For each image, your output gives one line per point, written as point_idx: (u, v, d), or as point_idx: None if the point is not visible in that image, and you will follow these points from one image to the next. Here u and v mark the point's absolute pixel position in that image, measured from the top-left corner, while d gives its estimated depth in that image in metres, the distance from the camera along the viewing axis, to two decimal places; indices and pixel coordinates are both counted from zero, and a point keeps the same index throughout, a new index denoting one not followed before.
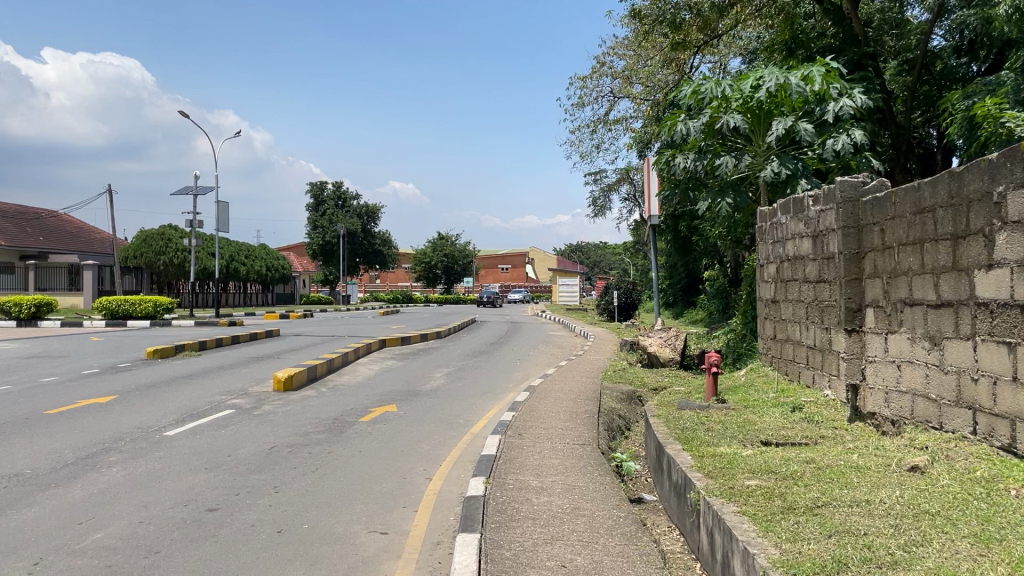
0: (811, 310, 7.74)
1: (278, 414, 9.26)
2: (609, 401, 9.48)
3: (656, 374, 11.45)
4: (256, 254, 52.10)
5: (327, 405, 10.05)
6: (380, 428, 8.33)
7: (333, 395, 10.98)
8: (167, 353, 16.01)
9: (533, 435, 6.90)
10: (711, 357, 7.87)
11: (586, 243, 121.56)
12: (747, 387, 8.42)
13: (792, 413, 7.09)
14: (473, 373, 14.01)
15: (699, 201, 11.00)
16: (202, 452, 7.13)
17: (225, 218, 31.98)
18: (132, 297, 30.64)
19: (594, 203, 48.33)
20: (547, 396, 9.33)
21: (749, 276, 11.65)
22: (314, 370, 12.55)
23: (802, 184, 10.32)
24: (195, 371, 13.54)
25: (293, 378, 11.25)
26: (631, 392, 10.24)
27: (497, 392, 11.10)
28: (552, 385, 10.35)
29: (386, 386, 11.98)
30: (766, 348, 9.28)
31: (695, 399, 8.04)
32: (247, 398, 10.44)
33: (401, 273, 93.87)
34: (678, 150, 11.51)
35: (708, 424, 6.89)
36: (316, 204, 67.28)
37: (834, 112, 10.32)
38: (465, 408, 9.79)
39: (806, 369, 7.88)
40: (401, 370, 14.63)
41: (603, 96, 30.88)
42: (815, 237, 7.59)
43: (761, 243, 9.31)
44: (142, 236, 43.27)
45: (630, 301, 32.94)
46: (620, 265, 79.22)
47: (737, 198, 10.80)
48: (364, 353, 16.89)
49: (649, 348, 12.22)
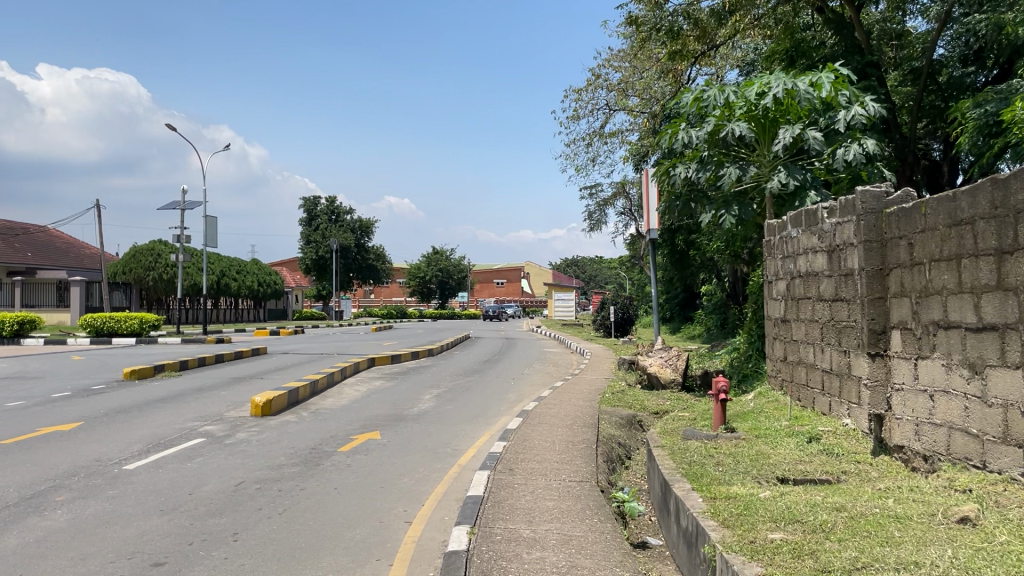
0: (827, 331, 7.15)
1: (252, 443, 8.63)
2: (608, 427, 8.85)
3: (657, 396, 10.84)
4: (248, 269, 51.41)
5: (306, 433, 9.42)
6: (360, 459, 7.69)
7: (315, 421, 10.34)
8: (146, 374, 15.33)
9: (526, 470, 6.28)
10: (720, 387, 7.15)
11: (581, 257, 121.13)
12: (756, 414, 7.81)
13: (809, 444, 6.48)
14: (465, 394, 13.36)
15: (702, 214, 10.41)
16: (162, 489, 6.49)
17: (213, 233, 31.35)
18: (118, 314, 29.96)
19: (590, 217, 47.82)
20: (542, 422, 8.72)
21: (755, 292, 11.04)
22: (296, 394, 11.91)
23: (812, 196, 9.74)
24: (172, 393, 12.88)
25: (272, 402, 10.61)
26: (631, 417, 9.62)
27: (488, 417, 10.47)
28: (547, 410, 9.72)
29: (372, 410, 11.35)
30: (775, 371, 8.69)
31: (701, 428, 7.42)
32: (221, 424, 9.79)
33: (395, 288, 93.22)
34: (679, 160, 10.95)
35: (718, 458, 6.28)
36: (310, 219, 66.67)
37: (846, 119, 9.76)
38: (454, 435, 9.16)
39: (822, 395, 7.28)
40: (389, 391, 13.97)
41: (599, 108, 30.39)
42: (831, 252, 7.02)
43: (769, 258, 8.74)
44: (130, 252, 42.60)
45: (628, 317, 32.35)
46: (616, 280, 78.71)
47: (742, 210, 10.23)
48: (352, 372, 16.25)
49: (649, 369, 11.60)
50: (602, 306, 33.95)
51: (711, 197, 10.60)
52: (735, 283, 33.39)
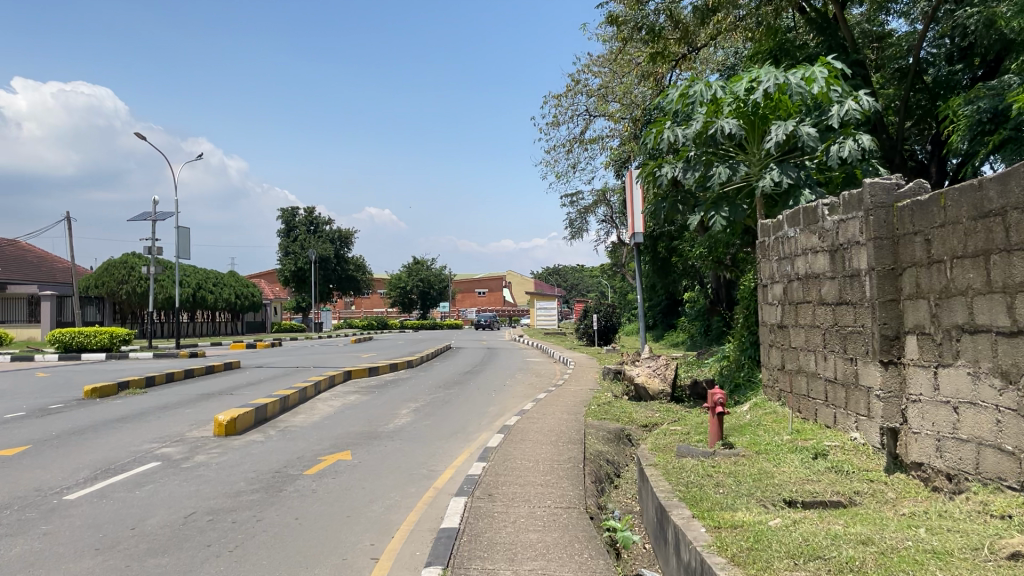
0: (831, 338, 6.62)
1: (211, 467, 7.98)
2: (595, 443, 8.28)
3: (646, 408, 10.29)
4: (225, 282, 50.48)
5: (272, 454, 8.77)
6: (327, 484, 7.06)
7: (283, 440, 9.69)
8: (108, 391, 14.58)
9: (507, 495, 5.69)
10: (716, 397, 6.55)
11: (563, 266, 120.87)
12: (754, 427, 7.27)
13: (816, 461, 5.95)
14: (444, 408, 12.74)
15: (690, 216, 9.83)
16: (102, 522, 5.84)
17: (186, 244, 30.56)
18: (88, 329, 29.06)
19: (571, 225, 47.42)
20: (524, 438, 8.13)
21: (745, 297, 10.50)
22: (265, 410, 11.25)
23: (807, 194, 9.20)
24: (133, 412, 12.16)
25: (236, 421, 9.95)
26: (619, 431, 9.05)
27: (468, 433, 9.87)
28: (531, 424, 9.12)
29: (345, 427, 10.71)
30: (771, 380, 8.16)
31: (697, 443, 6.86)
32: (180, 446, 9.11)
33: (376, 299, 92.37)
34: (664, 160, 10.34)
35: (717, 478, 5.73)
36: (288, 230, 65.78)
37: (840, 114, 9.25)
38: (430, 453, 8.55)
39: (825, 407, 6.74)
40: (364, 406, 13.32)
41: (579, 114, 29.97)
42: (834, 251, 6.50)
43: (764, 260, 8.23)
44: (103, 265, 41.80)
45: (611, 325, 31.86)
46: (598, 289, 78.39)
47: (733, 211, 9.60)
48: (327, 387, 15.58)
49: (636, 380, 11.03)
50: (584, 314, 33.46)
51: (699, 198, 10.03)
52: (719, 289, 33.09)
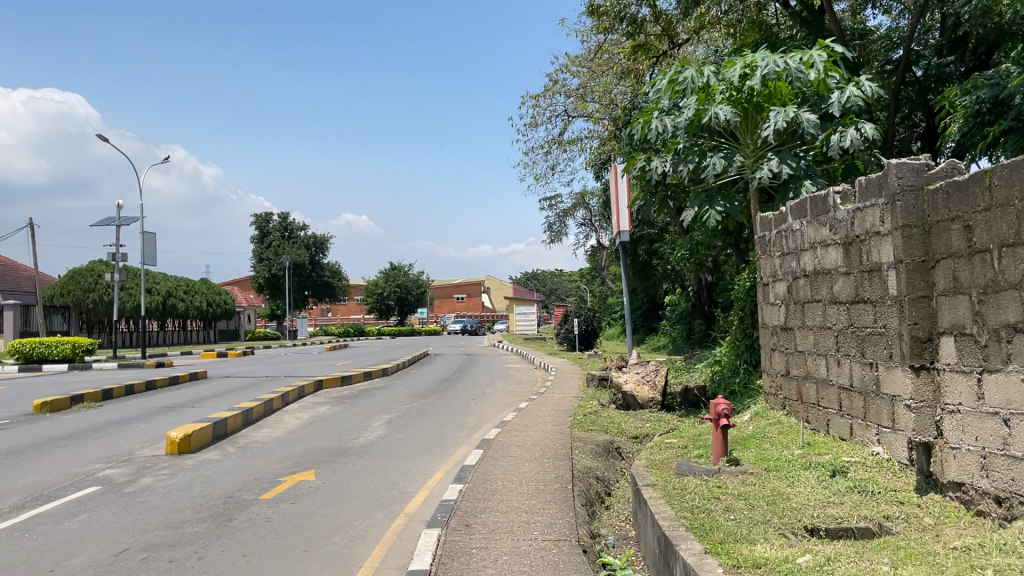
0: (845, 340, 5.97)
1: (157, 491, 7.16)
2: (583, 458, 7.57)
3: (636, 418, 9.59)
4: (197, 289, 49.29)
5: (228, 474, 7.96)
6: (284, 511, 6.28)
7: (241, 458, 8.86)
8: (60, 406, 13.63)
9: (487, 525, 4.96)
10: (716, 411, 5.86)
11: (542, 271, 120.26)
12: (759, 440, 6.58)
13: (835, 481, 5.27)
14: (418, 419, 11.97)
15: (682, 211, 9.24)
16: (16, 563, 5.02)
17: (153, 250, 29.53)
18: (49, 339, 27.89)
19: (549, 228, 46.88)
20: (506, 454, 7.39)
21: (738, 297, 9.83)
22: (224, 425, 10.40)
23: (808, 185, 8.60)
24: (84, 428, 11.25)
25: (190, 438, 9.12)
26: (608, 446, 8.33)
27: (444, 448, 9.11)
28: (513, 437, 8.40)
29: (310, 442, 9.89)
30: (774, 387, 7.50)
31: (698, 460, 6.15)
32: (126, 468, 8.26)
33: (353, 306, 91.15)
34: (653, 152, 9.67)
35: (727, 503, 5.03)
36: (262, 236, 64.62)
37: (841, 101, 8.67)
38: (402, 472, 7.79)
39: (839, 417, 6.09)
40: (334, 418, 12.49)
41: (557, 114, 29.33)
42: (849, 244, 5.85)
43: (764, 257, 7.57)
44: (69, 273, 40.63)
45: (592, 329, 31.24)
46: (577, 293, 77.80)
47: (728, 205, 9.03)
48: (296, 398, 14.75)
49: (624, 387, 10.31)
50: (564, 319, 32.82)
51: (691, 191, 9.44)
52: (700, 292, 32.83)
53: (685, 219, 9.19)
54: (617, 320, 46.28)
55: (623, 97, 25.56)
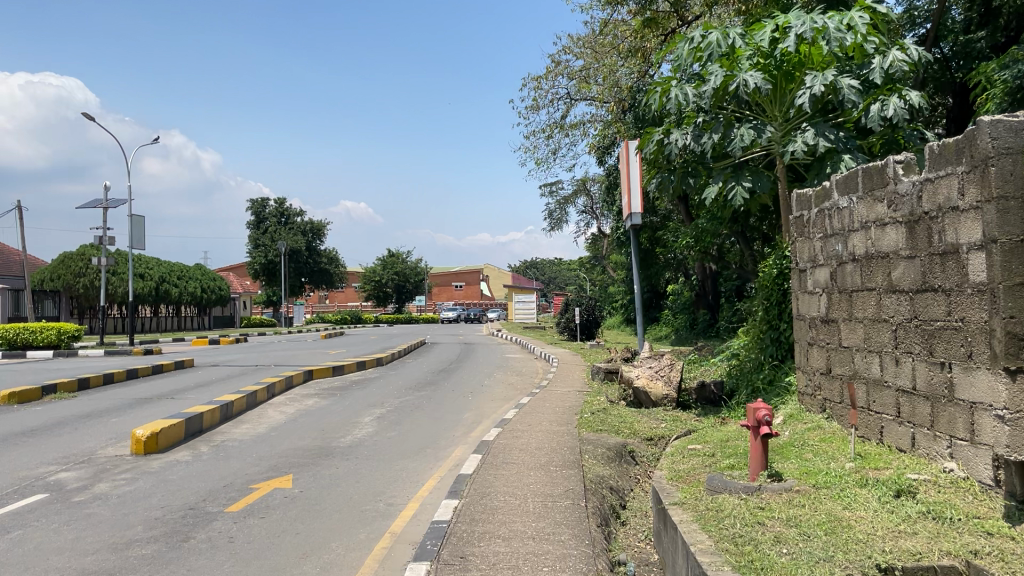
0: (907, 336, 5.11)
1: (112, 499, 6.29)
2: (594, 465, 6.69)
3: (650, 418, 8.72)
4: (190, 275, 48.32)
5: (195, 479, 7.08)
6: (253, 529, 5.40)
7: (213, 459, 7.97)
8: (29, 396, 12.72)
9: (486, 557, 4.10)
10: (751, 422, 5.03)
11: (540, 259, 119.51)
12: (799, 450, 5.72)
13: (903, 504, 4.41)
14: (411, 415, 11.10)
15: (704, 188, 8.32)
16: None
17: (141, 234, 28.56)
18: (32, 325, 26.88)
19: (550, 216, 46.00)
20: (508, 461, 6.53)
21: (762, 285, 8.93)
22: (200, 421, 9.53)
23: (848, 160, 7.71)
24: (47, 423, 10.33)
25: (159, 436, 8.25)
26: (621, 452, 7.47)
27: (438, 451, 8.24)
28: (515, 439, 7.54)
29: (292, 441, 9.02)
30: (811, 386, 6.64)
31: (733, 473, 5.27)
32: (82, 471, 7.38)
33: (350, 294, 90.32)
34: (671, 125, 8.67)
35: (776, 532, 4.17)
36: (258, 222, 63.64)
37: (883, 67, 7.80)
38: (392, 479, 6.93)
39: (897, 425, 5.23)
40: (321, 413, 11.61)
41: (558, 98, 28.38)
42: (914, 222, 4.97)
43: (801, 240, 6.70)
44: (59, 258, 39.66)
45: (593, 318, 30.37)
46: (575, 283, 77.07)
47: (757, 181, 8.11)
48: (283, 389, 13.89)
49: (635, 383, 9.42)
50: (565, 308, 31.90)
51: (714, 167, 8.52)
52: (704, 281, 31.83)
53: (707, 197, 8.26)
54: (616, 309, 45.49)
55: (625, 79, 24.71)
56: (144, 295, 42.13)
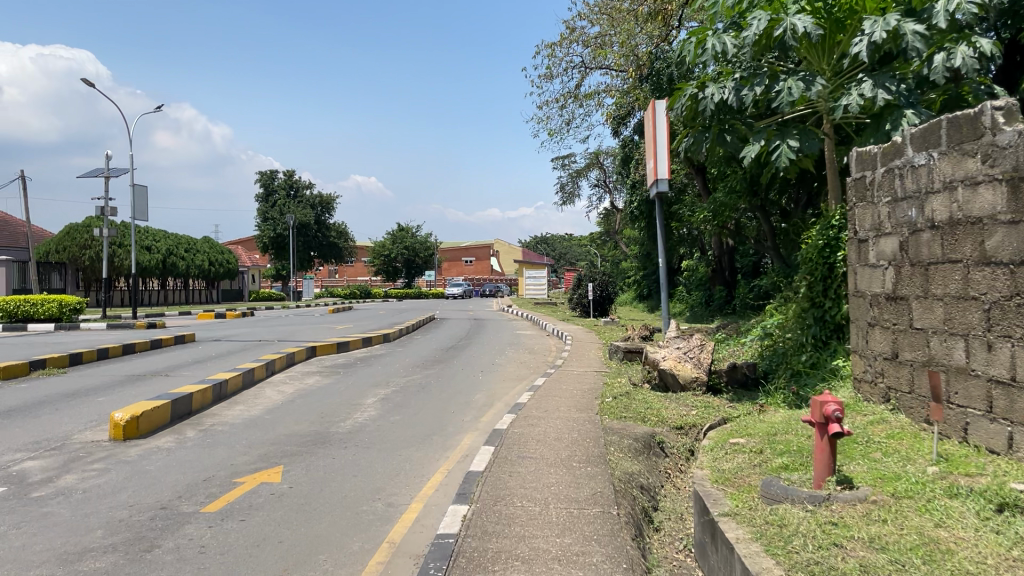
0: (1005, 315, 4.27)
1: (76, 494, 5.54)
2: (621, 460, 5.90)
3: (678, 403, 7.92)
4: (198, 248, 47.63)
5: (175, 470, 6.32)
6: (231, 535, 4.64)
7: (197, 447, 7.21)
8: (15, 373, 12.01)
9: None
10: (832, 429, 4.14)
11: (551, 235, 118.52)
12: (864, 448, 4.91)
13: (1011, 523, 3.61)
14: (418, 396, 10.33)
15: (745, 147, 7.43)
16: None
17: (143, 204, 27.78)
18: (33, 297, 26.20)
19: (561, 190, 45.05)
20: (526, 455, 5.75)
21: (806, 258, 8.07)
22: (189, 402, 8.78)
23: (910, 117, 6.87)
24: (27, 402, 9.59)
25: (141, 421, 7.50)
26: (649, 443, 6.68)
27: (447, 439, 7.47)
28: (530, 428, 6.77)
29: (287, 425, 8.27)
30: (870, 373, 5.81)
31: (792, 478, 4.48)
32: (52, 458, 6.64)
33: (359, 268, 89.78)
34: (706, 79, 7.76)
35: (859, 558, 3.38)
36: (266, 194, 62.81)
37: (949, 11, 6.86)
38: (393, 473, 6.17)
39: (987, 421, 4.41)
40: (322, 393, 10.86)
41: (574, 65, 27.34)
42: (1020, 179, 4.14)
43: (862, 205, 5.85)
44: (64, 229, 39.05)
45: (606, 295, 29.55)
46: (585, 259, 76.22)
47: (805, 140, 7.22)
48: (284, 366, 13.17)
49: (661, 365, 8.60)
50: (577, 284, 30.99)
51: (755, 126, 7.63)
52: (721, 257, 30.89)
53: (748, 158, 7.35)
54: (629, 285, 44.67)
55: (644, 47, 23.53)
56: (150, 267, 41.47)
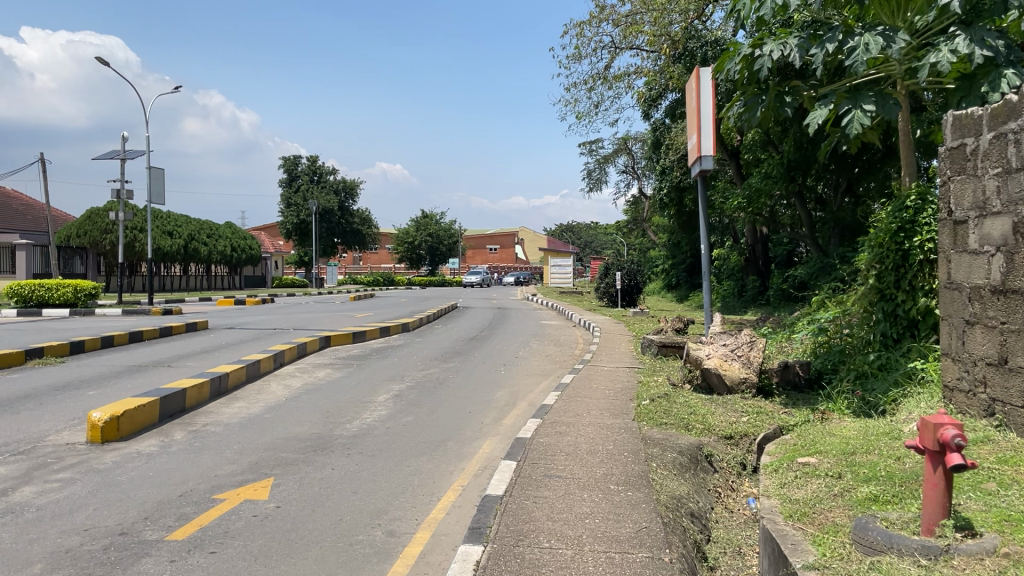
0: None
1: (27, 514, 4.73)
2: (666, 480, 4.98)
3: (727, 409, 6.98)
4: (220, 233, 47.19)
5: (149, 482, 5.50)
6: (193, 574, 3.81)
7: (181, 452, 6.38)
8: (11, 362, 11.33)
9: None
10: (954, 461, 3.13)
11: (576, 223, 117.47)
12: (973, 476, 3.96)
13: None
14: (435, 393, 9.47)
15: (811, 113, 6.56)
16: None
17: (160, 188, 27.15)
18: (48, 281, 25.68)
19: (588, 176, 44.01)
20: (555, 473, 4.87)
21: (875, 243, 7.07)
22: (182, 398, 7.99)
23: (1010, 75, 6.21)
24: (10, 396, 8.83)
25: (122, 421, 6.72)
26: (694, 457, 5.76)
27: (464, 447, 6.59)
28: (558, 438, 5.88)
29: (288, 426, 7.45)
30: (967, 380, 4.86)
31: (893, 518, 3.54)
32: (17, 463, 5.87)
33: (384, 255, 89.41)
34: (764, 37, 6.84)
35: None
36: (290, 180, 62.25)
37: None
38: (398, 490, 5.30)
39: None
40: (332, 388, 10.03)
41: (602, 46, 26.29)
42: None
43: (958, 178, 4.93)
44: (85, 214, 38.80)
45: (635, 284, 28.60)
46: (611, 248, 75.22)
47: (884, 103, 6.24)
48: (294, 358, 12.38)
49: (705, 363, 7.65)
50: (604, 272, 30.01)
51: (823, 87, 6.94)
52: (754, 245, 29.88)
53: (813, 125, 6.48)
54: (656, 274, 43.64)
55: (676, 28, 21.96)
56: (172, 252, 40.92)
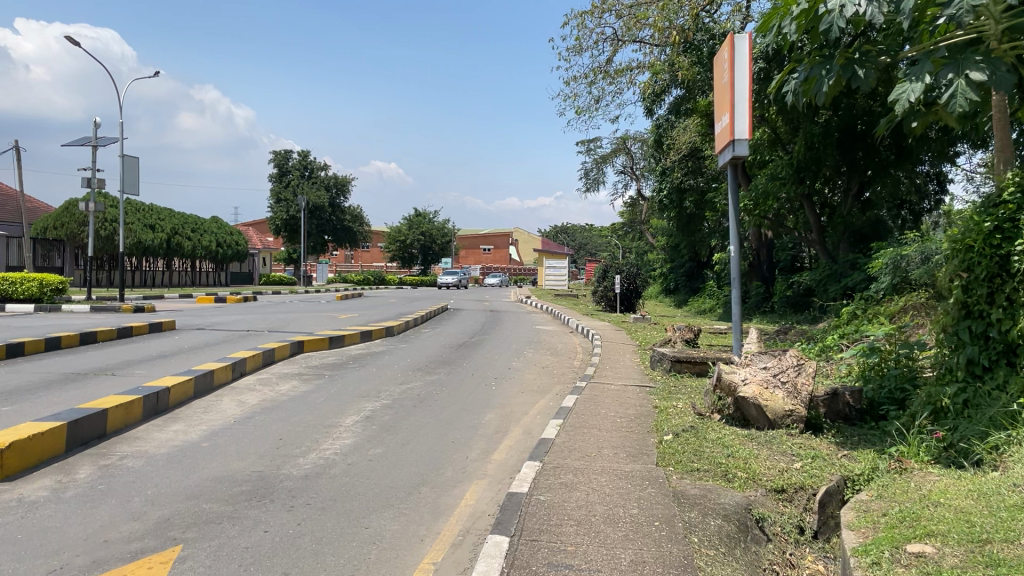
0: None
1: None
2: (718, 568, 3.58)
3: (772, 452, 5.56)
4: (206, 228, 45.61)
5: (9, 549, 4.07)
6: None
7: (75, 501, 4.93)
8: None
9: None
10: None
11: (572, 225, 116.20)
12: None
13: None
14: (414, 415, 8.04)
15: (896, 84, 5.17)
16: None
17: (134, 178, 25.60)
18: (13, 275, 24.12)
19: (585, 176, 42.60)
20: (566, 563, 3.46)
21: (960, 247, 5.69)
22: (102, 423, 6.55)
23: None
24: None
25: (7, 455, 5.28)
26: (743, 523, 4.38)
27: (441, 496, 5.15)
28: (564, 496, 4.47)
29: (229, 459, 6.01)
30: None
31: None
32: None
33: (376, 255, 88.23)
34: None
35: None
36: (280, 174, 60.62)
37: None
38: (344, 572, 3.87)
39: None
40: (294, 405, 8.59)
41: (605, 39, 24.85)
42: None
43: None
44: (62, 204, 36.94)
45: (634, 288, 27.22)
46: (607, 251, 73.90)
47: (997, 66, 4.88)
48: (258, 366, 10.93)
49: (742, 391, 6.22)
50: (601, 275, 28.54)
51: (905, 51, 5.53)
52: (759, 250, 28.54)
53: (900, 101, 5.10)
54: (654, 278, 42.29)
55: (680, 21, 20.49)
56: (153, 247, 39.33)
